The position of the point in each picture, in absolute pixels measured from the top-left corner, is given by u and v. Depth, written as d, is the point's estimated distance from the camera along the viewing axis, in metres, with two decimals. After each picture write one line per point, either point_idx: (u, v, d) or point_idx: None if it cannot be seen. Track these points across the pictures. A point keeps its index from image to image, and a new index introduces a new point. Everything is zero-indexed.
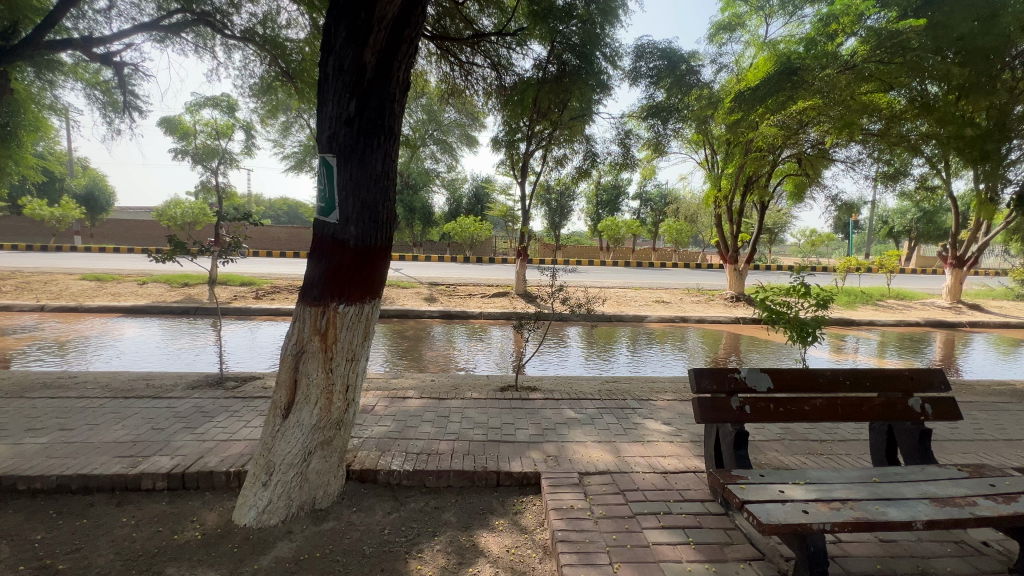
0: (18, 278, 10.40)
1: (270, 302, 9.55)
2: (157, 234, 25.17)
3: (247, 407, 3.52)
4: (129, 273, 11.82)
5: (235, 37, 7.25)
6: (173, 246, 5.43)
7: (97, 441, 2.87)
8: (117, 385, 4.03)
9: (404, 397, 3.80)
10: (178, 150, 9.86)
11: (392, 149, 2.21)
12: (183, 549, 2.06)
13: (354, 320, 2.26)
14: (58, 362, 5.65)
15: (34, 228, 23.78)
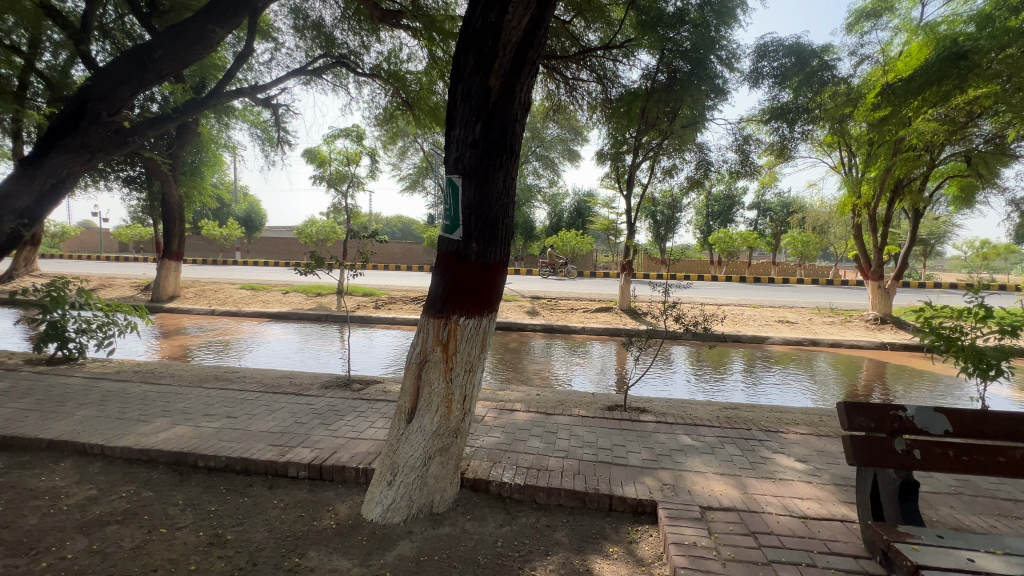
0: (197, 286, 12.62)
1: (387, 311, 10.40)
2: (297, 249, 28.93)
3: (372, 409, 3.83)
4: (276, 283, 13.72)
5: (365, 74, 8.17)
6: (314, 260, 6.18)
7: (255, 430, 3.32)
8: (267, 381, 4.64)
9: (512, 409, 3.85)
10: (317, 176, 11.26)
11: (513, 168, 2.28)
12: (321, 535, 2.27)
13: (473, 333, 2.35)
14: (221, 357, 6.74)
15: (208, 245, 28.78)
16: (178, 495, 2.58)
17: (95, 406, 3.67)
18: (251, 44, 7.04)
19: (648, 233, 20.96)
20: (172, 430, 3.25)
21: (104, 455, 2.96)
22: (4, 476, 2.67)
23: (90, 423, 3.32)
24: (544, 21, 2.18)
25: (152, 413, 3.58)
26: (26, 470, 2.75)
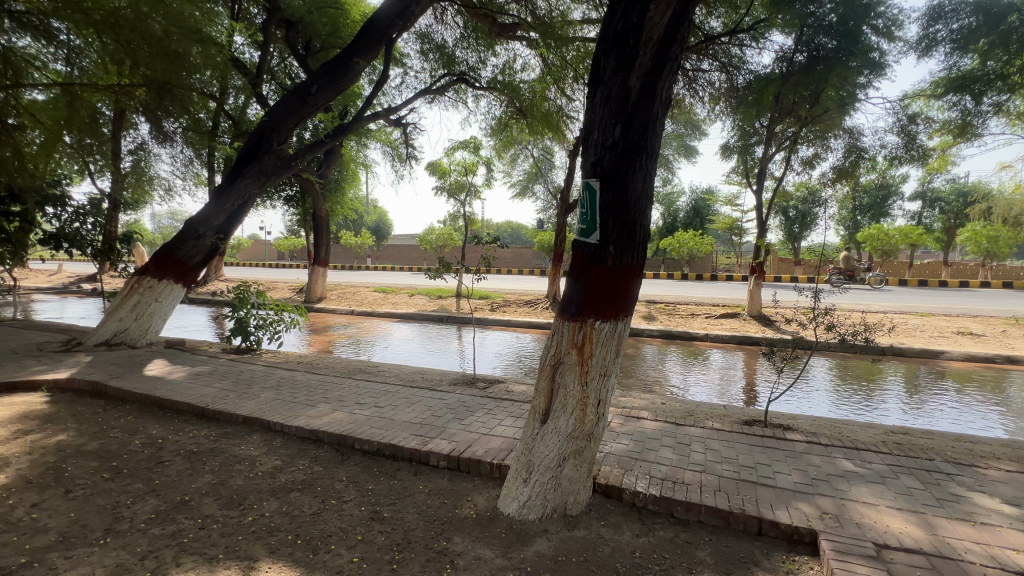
0: (340, 289, 14.33)
1: (502, 314, 10.78)
2: (418, 255, 31.35)
3: (499, 408, 3.99)
4: (402, 286, 15.03)
5: (483, 88, 8.60)
6: (442, 265, 6.69)
7: (399, 419, 3.66)
8: (404, 376, 5.09)
9: (639, 417, 3.74)
10: (439, 187, 12.10)
11: (652, 168, 2.25)
12: (464, 522, 2.42)
13: (608, 336, 2.34)
14: (356, 351, 7.69)
15: (346, 253, 32.57)
16: (342, 472, 2.94)
17: (273, 390, 4.34)
18: (386, 71, 7.84)
19: (779, 231, 18.92)
20: (333, 414, 3.72)
21: (284, 431, 3.49)
22: (216, 443, 3.28)
23: (271, 404, 3.94)
24: (687, 16, 2.14)
25: (317, 398, 4.14)
26: (230, 439, 3.35)
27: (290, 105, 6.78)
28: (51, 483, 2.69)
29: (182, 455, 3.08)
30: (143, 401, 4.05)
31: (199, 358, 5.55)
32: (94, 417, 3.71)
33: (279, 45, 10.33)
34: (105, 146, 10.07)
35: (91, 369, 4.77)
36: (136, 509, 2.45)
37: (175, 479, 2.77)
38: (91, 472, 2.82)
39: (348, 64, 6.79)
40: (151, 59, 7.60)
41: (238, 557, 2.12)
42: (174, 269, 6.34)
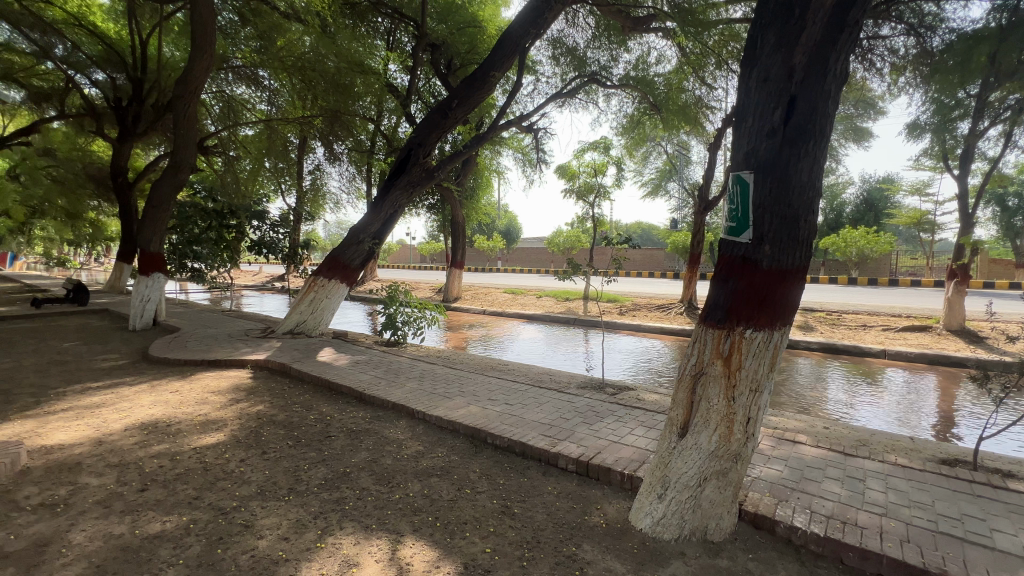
0: (473, 290, 15.25)
1: (632, 318, 10.38)
2: (545, 257, 31.90)
3: (630, 416, 3.84)
4: (531, 288, 15.40)
5: (614, 86, 8.39)
6: (571, 267, 6.65)
7: (528, 418, 3.73)
8: (533, 376, 5.18)
9: (794, 440, 3.28)
10: (568, 189, 12.14)
11: (820, 155, 1.98)
12: (592, 530, 2.36)
13: (761, 347, 2.09)
14: (488, 348, 8.07)
15: (479, 256, 34.60)
16: (476, 464, 3.10)
17: (417, 381, 4.77)
18: (519, 80, 8.13)
19: (991, 225, 15.12)
20: (468, 408, 3.95)
21: (425, 420, 3.80)
22: (371, 424, 3.71)
23: (415, 393, 4.33)
24: None
25: (453, 391, 4.44)
26: (382, 422, 3.76)
27: (435, 121, 7.50)
28: (253, 444, 3.30)
29: (345, 431, 3.55)
30: (317, 382, 4.77)
31: (358, 348, 6.35)
32: (282, 392, 4.48)
33: (426, 66, 11.37)
34: (293, 168, 12.19)
35: (281, 352, 5.78)
36: (311, 473, 2.88)
37: (339, 452, 3.19)
38: (280, 438, 3.40)
39: (485, 77, 7.25)
40: (323, 91, 9.46)
41: (387, 529, 2.35)
42: (340, 270, 7.34)
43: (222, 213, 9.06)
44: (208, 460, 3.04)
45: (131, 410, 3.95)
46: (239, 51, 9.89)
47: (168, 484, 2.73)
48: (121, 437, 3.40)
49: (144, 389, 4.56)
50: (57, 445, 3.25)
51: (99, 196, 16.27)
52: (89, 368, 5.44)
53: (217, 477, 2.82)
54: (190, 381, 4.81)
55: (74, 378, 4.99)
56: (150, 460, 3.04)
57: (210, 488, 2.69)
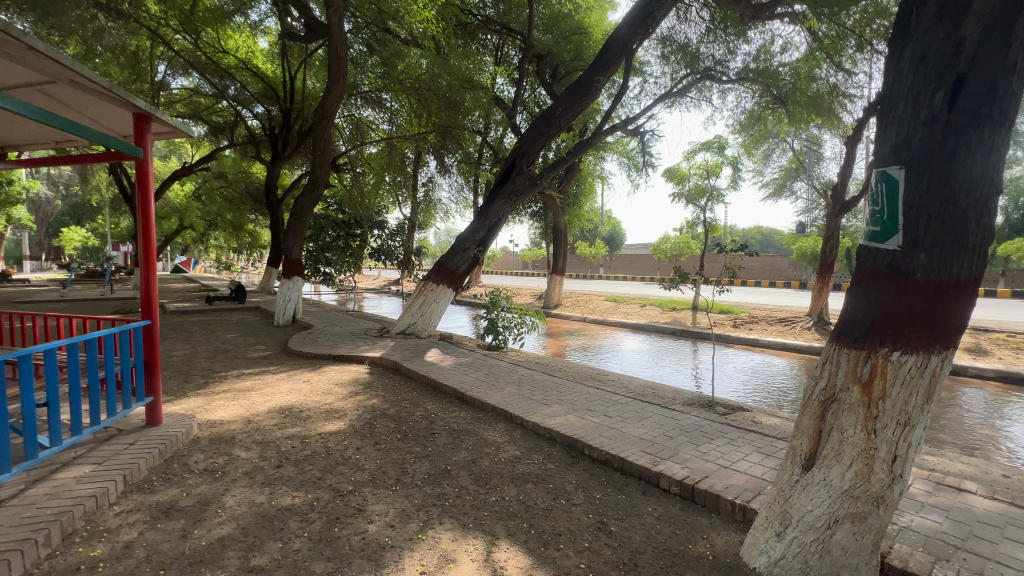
0: (574, 297, 15.14)
1: (748, 332, 9.48)
2: (651, 264, 30.59)
3: (743, 439, 3.49)
4: (635, 296, 14.87)
5: (731, 81, 7.80)
6: (679, 276, 6.27)
7: (628, 433, 3.58)
8: (634, 389, 4.97)
9: (959, 487, 2.71)
10: (676, 193, 11.53)
11: (1000, 144, 1.64)
12: (697, 561, 2.18)
13: (912, 374, 1.76)
14: (587, 357, 7.95)
15: (581, 262, 34.36)
16: (572, 474, 3.04)
17: (516, 386, 4.85)
18: (626, 83, 7.93)
19: None
20: (566, 417, 3.90)
21: (523, 425, 3.84)
22: (471, 425, 3.84)
23: (514, 398, 4.39)
24: None
25: (551, 399, 4.42)
26: (481, 423, 3.87)
27: (539, 130, 7.64)
28: (367, 434, 3.61)
29: (447, 430, 3.71)
30: (424, 381, 5.08)
31: (462, 350, 6.64)
32: (394, 388, 4.84)
33: (531, 77, 11.64)
34: (409, 182, 13.23)
35: (394, 351, 6.26)
36: (416, 467, 3.06)
37: (441, 449, 3.35)
38: (390, 431, 3.68)
39: (590, 83, 7.24)
40: (436, 108, 10.15)
41: (483, 530, 2.40)
42: (447, 276, 7.73)
43: (349, 224, 10.20)
44: (330, 445, 3.38)
45: (273, 395, 4.55)
46: (366, 78, 11.04)
47: (298, 464, 3.10)
48: (265, 418, 3.93)
49: (284, 377, 5.24)
50: (218, 421, 3.87)
51: (257, 210, 19.21)
52: (244, 356, 6.40)
53: (337, 461, 3.13)
54: (319, 373, 5.42)
55: (232, 364, 5.91)
56: (285, 440, 3.48)
57: (331, 471, 2.99)
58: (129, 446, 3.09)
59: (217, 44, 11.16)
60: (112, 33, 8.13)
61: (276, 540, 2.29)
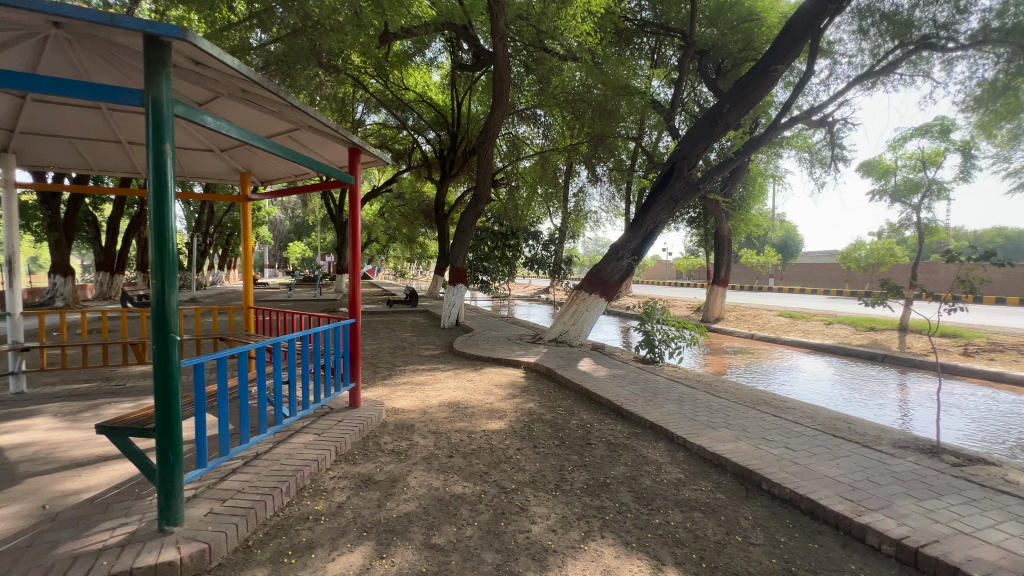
0: (738, 311, 13.69)
1: (985, 362, 7.42)
2: (837, 276, 26.11)
3: (991, 501, 2.72)
4: (816, 312, 12.81)
5: (961, 48, 6.30)
6: (886, 289, 5.20)
7: (819, 471, 3.07)
8: (824, 420, 4.25)
9: None
10: (877, 190, 9.66)
11: None
12: None
13: None
14: (755, 378, 7.08)
15: (745, 273, 31.19)
16: (748, 509, 2.73)
17: (675, 403, 4.55)
18: (810, 68, 6.97)
19: None
20: (736, 443, 3.52)
21: (687, 447, 3.57)
22: (628, 440, 3.72)
23: (674, 416, 4.13)
24: None
25: (718, 422, 4.04)
26: (639, 440, 3.73)
27: (703, 130, 7.24)
28: (526, 436, 3.76)
29: (604, 442, 3.66)
30: (578, 390, 5.10)
31: (615, 361, 6.50)
32: (549, 395, 4.95)
33: (691, 75, 10.96)
34: (560, 193, 13.61)
35: (548, 358, 6.43)
36: (574, 475, 3.08)
37: (599, 461, 3.31)
38: (547, 436, 3.78)
39: (766, 73, 6.64)
40: (590, 118, 10.24)
41: (647, 552, 2.29)
42: (600, 285, 7.68)
43: (506, 235, 10.86)
44: (494, 443, 3.60)
45: (443, 391, 5.05)
46: (523, 96, 11.66)
47: (467, 456, 3.37)
48: (437, 410, 4.38)
49: (451, 375, 5.78)
50: (401, 409, 4.43)
51: (427, 225, 21.65)
52: (418, 354, 7.24)
53: (500, 459, 3.32)
54: (480, 374, 5.84)
55: (410, 360, 6.73)
56: (455, 433, 3.82)
57: (495, 468, 3.19)
58: (338, 423, 3.73)
59: (401, 83, 12.98)
60: (329, 85, 10.07)
61: (451, 524, 2.52)
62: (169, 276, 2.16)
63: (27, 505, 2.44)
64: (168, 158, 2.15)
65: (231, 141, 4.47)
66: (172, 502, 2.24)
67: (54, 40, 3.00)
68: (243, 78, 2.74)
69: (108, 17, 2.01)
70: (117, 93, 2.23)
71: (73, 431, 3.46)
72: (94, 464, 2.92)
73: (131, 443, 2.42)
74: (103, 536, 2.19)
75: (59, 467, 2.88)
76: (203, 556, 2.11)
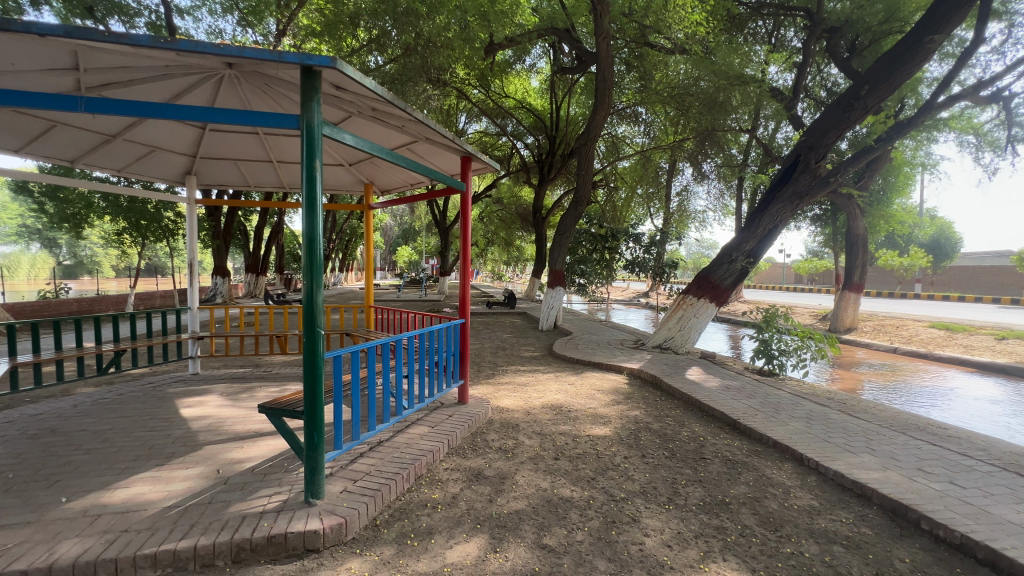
0: (876, 321, 11.98)
1: None
2: (1010, 281, 21.76)
3: None
4: (982, 325, 10.74)
5: None
6: None
7: (998, 515, 2.57)
8: (1002, 455, 3.54)
9: None
10: None
11: None
12: None
13: None
14: (901, 398, 6.12)
15: (884, 277, 27.35)
16: (902, 550, 2.36)
17: (803, 421, 4.10)
18: (980, 34, 5.92)
19: None
20: (884, 472, 3.08)
21: (820, 471, 3.20)
22: (748, 458, 3.43)
23: (802, 435, 3.72)
24: None
25: (858, 446, 3.56)
26: (762, 459, 3.41)
27: (835, 116, 6.55)
28: (633, 445, 3.64)
29: (720, 458, 3.41)
30: (687, 400, 4.82)
31: (727, 372, 6.04)
32: (655, 403, 4.75)
33: (817, 56, 9.86)
34: (662, 193, 13.08)
35: (652, 365, 6.17)
36: (689, 490, 2.91)
37: (716, 477, 3.09)
38: (656, 446, 3.62)
39: (917, 45, 5.86)
40: (698, 113, 9.68)
41: None
42: (710, 289, 7.18)
43: (605, 236, 10.63)
44: (600, 449, 3.54)
45: (545, 393, 5.08)
46: (623, 95, 11.39)
47: (573, 460, 3.35)
48: (541, 412, 4.41)
49: (552, 377, 5.80)
50: (506, 408, 4.54)
51: (524, 229, 22.03)
52: (519, 355, 7.37)
53: (607, 466, 3.25)
54: (582, 378, 5.78)
55: (511, 361, 6.88)
56: (560, 436, 3.82)
57: (603, 474, 3.13)
58: (449, 417, 3.93)
59: (502, 91, 13.40)
60: (436, 98, 10.70)
61: (561, 526, 2.52)
62: (316, 277, 2.44)
63: (206, 468, 2.92)
64: (317, 174, 2.43)
65: (358, 155, 4.94)
66: (316, 478, 2.52)
67: (227, 79, 3.56)
68: (376, 98, 3.01)
69: (276, 55, 2.33)
70: (280, 119, 2.58)
71: (235, 409, 4.07)
72: (252, 438, 3.41)
73: (284, 422, 2.78)
74: (264, 501, 2.54)
75: (227, 438, 3.40)
76: (341, 529, 2.34)
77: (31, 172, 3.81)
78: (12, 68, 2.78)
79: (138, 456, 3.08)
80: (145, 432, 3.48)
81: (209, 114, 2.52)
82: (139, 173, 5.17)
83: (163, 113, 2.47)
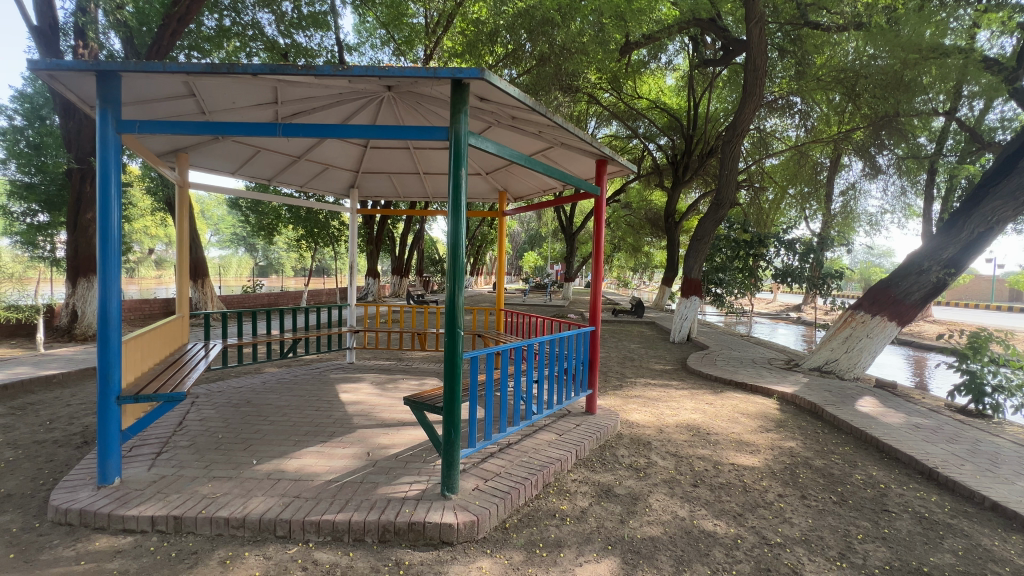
0: None
1: None
2: None
3: None
4: None
5: None
6: None
7: None
8: None
9: None
10: None
11: None
12: None
13: None
14: None
15: None
16: None
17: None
18: None
19: None
20: None
21: None
22: (952, 519, 2.74)
23: None
24: None
25: None
26: (974, 523, 2.69)
27: None
28: (790, 482, 3.15)
29: (910, 513, 2.78)
30: (860, 437, 4.04)
31: (915, 407, 4.93)
32: (816, 436, 4.07)
33: None
34: (821, 191, 11.40)
35: (810, 390, 5.32)
36: (868, 548, 2.41)
37: (906, 538, 2.52)
38: (819, 487, 3.09)
39: None
40: (872, 98, 8.29)
41: None
42: (890, 305, 5.99)
43: (749, 242, 9.54)
44: (747, 482, 3.13)
45: (679, 411, 4.69)
46: (775, 84, 10.31)
47: (715, 490, 3.01)
48: (675, 431, 4.08)
49: (687, 395, 5.34)
50: (635, 423, 4.29)
51: (655, 234, 21.03)
52: (648, 367, 6.95)
53: (757, 502, 2.85)
54: (722, 398, 5.22)
55: (640, 373, 6.54)
56: (699, 460, 3.48)
57: (752, 511, 2.76)
58: (577, 426, 3.84)
59: (634, 92, 13.01)
60: (567, 104, 10.71)
61: (704, 564, 2.26)
62: (458, 282, 2.54)
63: (359, 450, 3.25)
64: (462, 183, 2.53)
65: (495, 163, 5.14)
66: (452, 473, 2.62)
67: (387, 101, 3.97)
68: (517, 106, 3.04)
69: (431, 71, 2.47)
70: (430, 131, 2.76)
71: (383, 398, 4.49)
72: (397, 427, 3.71)
73: (426, 416, 2.95)
74: (406, 488, 2.73)
75: (376, 424, 3.75)
76: (473, 526, 2.40)
77: (242, 190, 4.67)
78: (233, 104, 3.44)
79: (308, 432, 3.55)
80: (313, 412, 4.01)
81: (373, 131, 2.80)
82: (315, 187, 6.05)
83: (338, 134, 2.81)
